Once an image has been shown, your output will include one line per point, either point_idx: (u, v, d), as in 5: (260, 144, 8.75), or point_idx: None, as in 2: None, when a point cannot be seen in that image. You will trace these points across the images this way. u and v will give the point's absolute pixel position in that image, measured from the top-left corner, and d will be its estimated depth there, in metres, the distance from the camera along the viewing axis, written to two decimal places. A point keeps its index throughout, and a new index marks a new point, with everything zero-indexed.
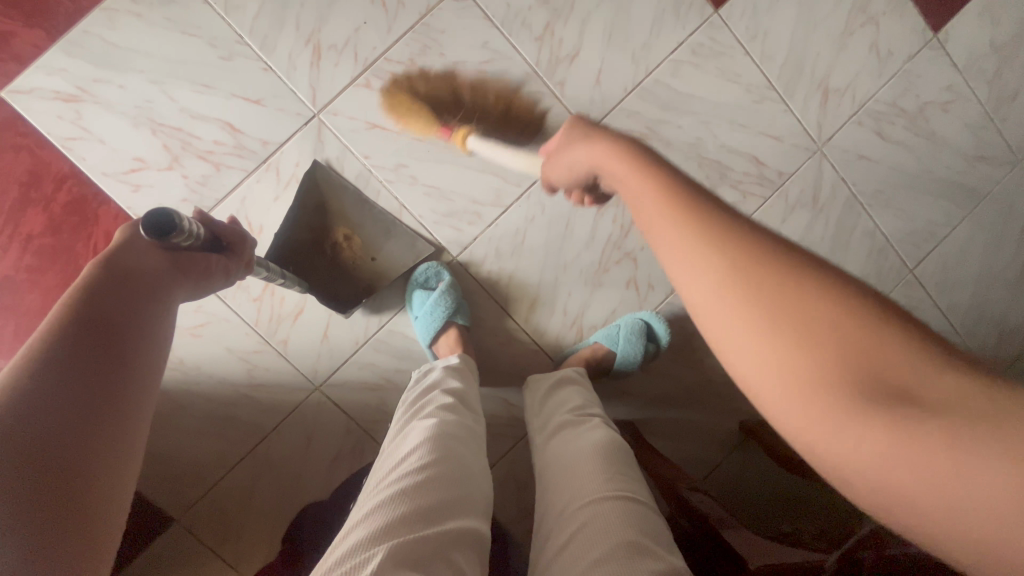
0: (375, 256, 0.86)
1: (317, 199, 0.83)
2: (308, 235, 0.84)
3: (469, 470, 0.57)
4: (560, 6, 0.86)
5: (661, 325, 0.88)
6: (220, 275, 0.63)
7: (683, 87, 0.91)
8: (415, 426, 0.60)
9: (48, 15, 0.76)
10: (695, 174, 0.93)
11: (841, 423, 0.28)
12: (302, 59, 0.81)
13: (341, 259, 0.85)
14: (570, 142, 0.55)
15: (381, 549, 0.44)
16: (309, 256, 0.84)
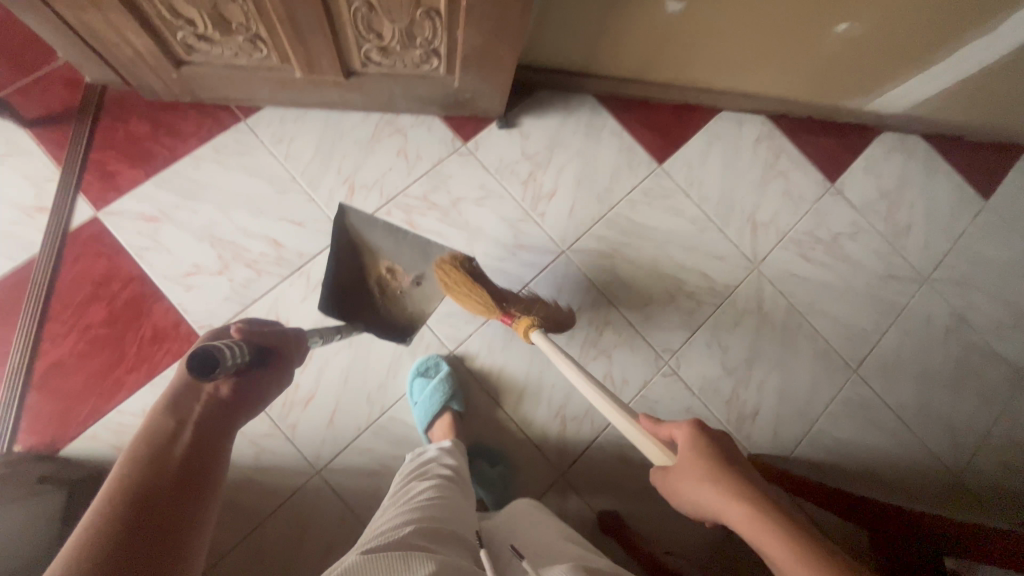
0: (418, 281, 0.96)
1: (353, 242, 0.95)
2: (352, 274, 0.94)
3: (463, 505, 0.69)
4: (540, 160, 1.13)
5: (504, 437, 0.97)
6: (275, 388, 0.64)
7: (639, 219, 1.14)
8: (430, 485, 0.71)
9: (149, 160, 0.99)
10: (656, 286, 1.11)
11: None
12: (339, 193, 1.04)
13: (387, 294, 0.95)
14: (687, 472, 0.62)
15: (409, 526, 0.58)
16: (354, 293, 0.94)
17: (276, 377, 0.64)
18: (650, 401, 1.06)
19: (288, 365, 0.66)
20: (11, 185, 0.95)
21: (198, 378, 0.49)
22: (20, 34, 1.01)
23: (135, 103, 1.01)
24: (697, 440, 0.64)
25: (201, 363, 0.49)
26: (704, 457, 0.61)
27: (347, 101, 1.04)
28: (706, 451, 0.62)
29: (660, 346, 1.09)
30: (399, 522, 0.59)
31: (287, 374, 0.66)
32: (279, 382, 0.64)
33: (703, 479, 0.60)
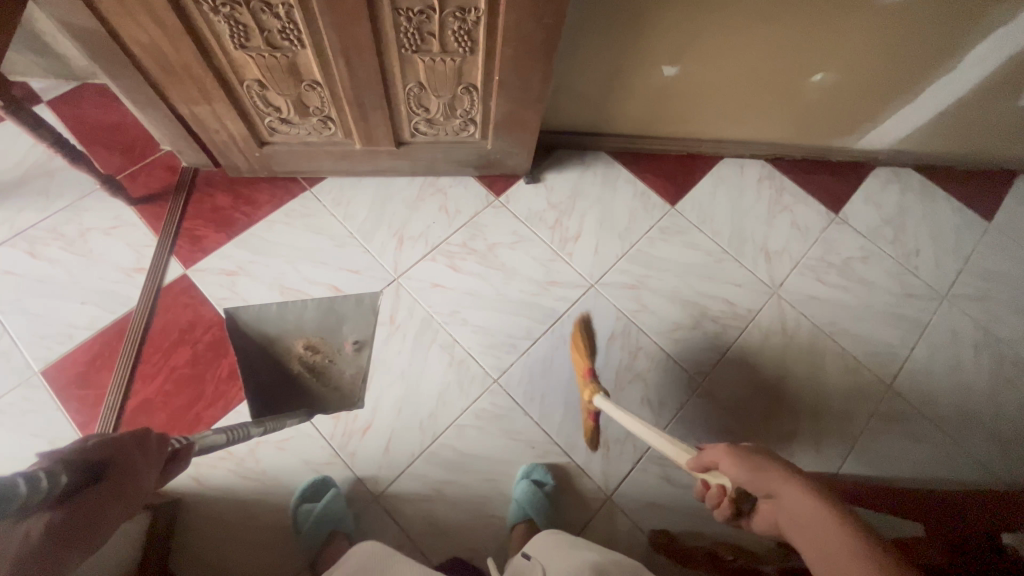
0: (334, 347, 1.08)
1: (258, 340, 1.07)
2: (272, 375, 1.05)
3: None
4: (565, 208, 1.27)
5: (542, 469, 1.00)
6: (128, 503, 0.49)
7: (659, 254, 1.24)
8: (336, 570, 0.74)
9: (231, 225, 1.16)
10: (682, 312, 1.19)
11: None
12: (390, 245, 1.18)
13: (309, 367, 1.06)
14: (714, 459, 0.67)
15: None
16: (287, 388, 1.04)
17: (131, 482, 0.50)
18: (689, 421, 1.09)
19: (136, 470, 0.51)
20: (116, 251, 1.12)
21: None
22: (132, 133, 1.24)
23: (220, 180, 1.20)
24: (742, 455, 0.62)
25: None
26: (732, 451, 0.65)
27: (395, 168, 1.21)
28: (761, 468, 0.60)
29: (692, 369, 1.13)
30: None
31: (151, 472, 0.53)
32: (137, 489, 0.50)
33: (760, 490, 0.59)
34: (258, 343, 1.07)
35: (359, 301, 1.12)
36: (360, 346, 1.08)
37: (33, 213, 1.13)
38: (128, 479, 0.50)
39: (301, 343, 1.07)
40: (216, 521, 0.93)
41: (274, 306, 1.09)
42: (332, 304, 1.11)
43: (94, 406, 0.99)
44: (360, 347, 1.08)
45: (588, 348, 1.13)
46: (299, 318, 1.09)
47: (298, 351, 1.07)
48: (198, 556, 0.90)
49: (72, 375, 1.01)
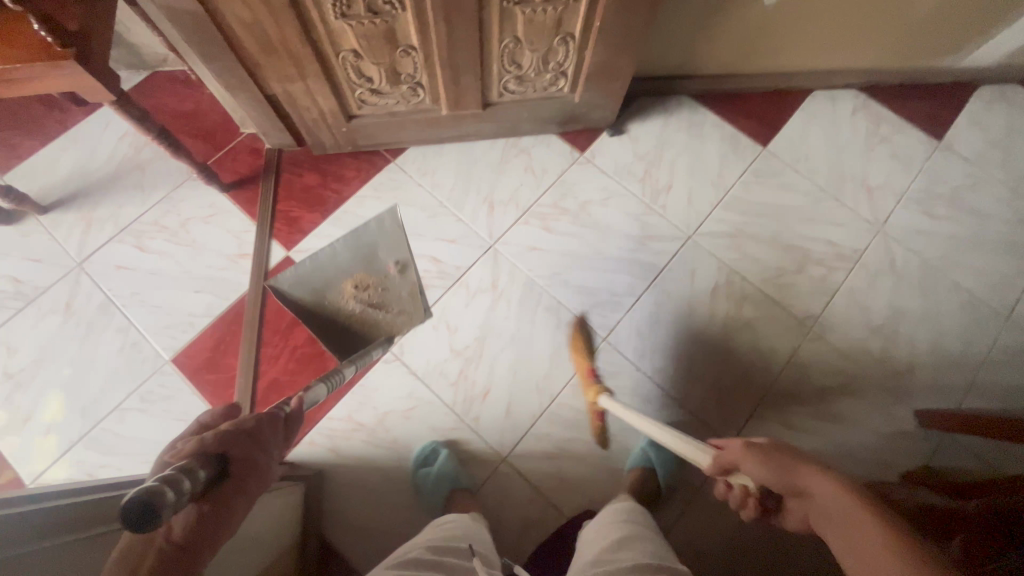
0: (381, 278, 1.11)
1: (315, 298, 1.09)
2: (336, 322, 1.08)
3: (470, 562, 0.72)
4: (653, 159, 1.22)
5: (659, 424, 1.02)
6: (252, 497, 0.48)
7: (755, 198, 1.20)
8: (437, 531, 0.76)
9: (324, 203, 1.16)
10: (786, 258, 1.15)
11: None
12: (482, 211, 1.17)
13: (366, 303, 1.09)
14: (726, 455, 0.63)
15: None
16: (355, 329, 1.07)
17: (251, 471, 0.49)
18: (803, 366, 1.08)
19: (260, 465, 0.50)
20: (218, 239, 1.14)
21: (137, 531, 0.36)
22: (210, 117, 1.23)
23: (305, 159, 1.20)
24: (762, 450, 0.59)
25: (137, 514, 0.36)
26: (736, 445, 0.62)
27: (478, 131, 1.18)
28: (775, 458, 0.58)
29: (801, 314, 1.11)
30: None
31: (272, 458, 0.52)
32: (258, 480, 0.49)
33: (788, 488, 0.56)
34: (312, 302, 1.09)
35: (382, 224, 1.15)
36: (402, 265, 1.12)
37: (134, 208, 1.16)
38: (250, 468, 0.49)
39: (350, 285, 1.10)
40: (358, 487, 0.97)
41: (309, 262, 1.11)
42: (365, 232, 1.14)
43: (226, 388, 1.03)
44: (404, 267, 1.12)
45: (693, 301, 1.11)
46: (336, 261, 1.12)
47: (350, 293, 1.09)
48: (347, 520, 0.95)
49: (200, 361, 1.05)
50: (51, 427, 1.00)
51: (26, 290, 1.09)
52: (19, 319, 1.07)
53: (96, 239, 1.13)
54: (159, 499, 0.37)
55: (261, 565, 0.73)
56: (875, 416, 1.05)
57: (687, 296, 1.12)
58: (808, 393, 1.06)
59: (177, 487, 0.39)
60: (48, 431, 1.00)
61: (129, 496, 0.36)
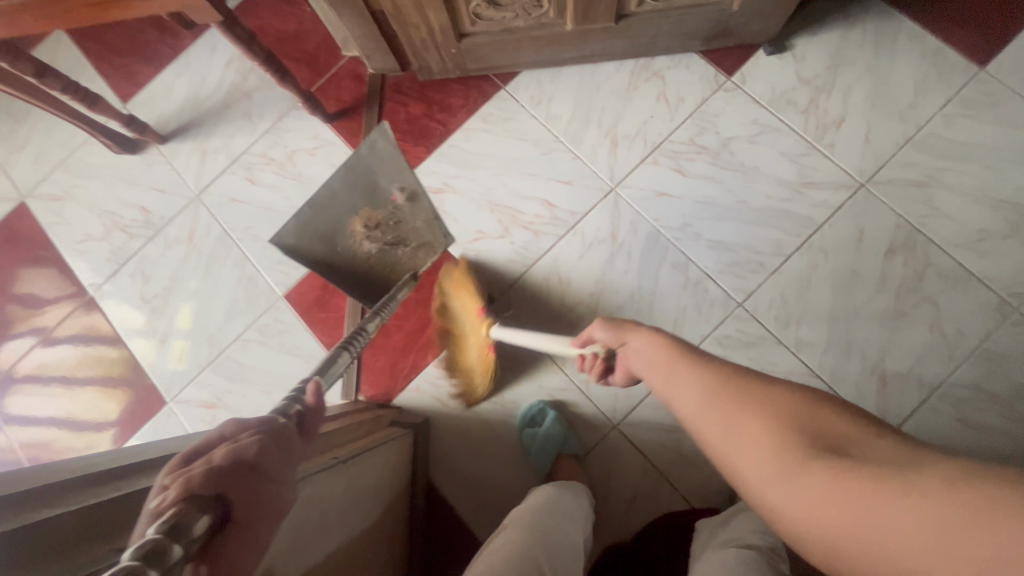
0: (394, 215, 0.80)
1: (311, 234, 0.78)
2: (350, 270, 0.82)
3: (558, 541, 0.67)
4: (822, 84, 0.98)
5: None
6: (264, 536, 0.36)
7: (959, 137, 0.93)
8: (493, 546, 0.65)
9: (429, 136, 1.07)
10: (993, 216, 0.90)
11: (774, 445, 0.36)
12: (602, 148, 1.02)
13: (381, 248, 0.82)
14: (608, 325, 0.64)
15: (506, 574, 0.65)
16: (376, 273, 0.84)
17: (262, 512, 0.36)
18: (998, 355, 0.87)
19: (269, 496, 0.37)
20: (324, 173, 1.10)
21: None
22: (312, 39, 1.15)
23: (410, 86, 1.10)
24: (612, 321, 0.64)
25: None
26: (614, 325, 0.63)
27: (605, 50, 1.00)
28: (619, 326, 0.63)
29: (1004, 290, 0.88)
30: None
31: (287, 491, 0.40)
32: (267, 523, 0.36)
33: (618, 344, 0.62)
34: (324, 254, 0.80)
35: (371, 144, 0.76)
36: (411, 195, 0.78)
37: (244, 138, 1.14)
38: (258, 504, 0.36)
39: (358, 221, 0.79)
40: (463, 441, 0.95)
41: (308, 209, 0.77)
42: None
43: (336, 328, 1.03)
44: (412, 195, 0.78)
45: (858, 265, 0.92)
46: (338, 201, 0.77)
47: (358, 231, 0.80)
48: (451, 470, 0.95)
49: (311, 299, 1.05)
50: (187, 333, 1.08)
51: (154, 220, 1.13)
52: (150, 248, 1.12)
53: (211, 171, 1.14)
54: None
55: (373, 515, 0.73)
56: None
57: (849, 258, 0.92)
58: (1000, 388, 0.86)
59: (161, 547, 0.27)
60: (184, 337, 1.07)
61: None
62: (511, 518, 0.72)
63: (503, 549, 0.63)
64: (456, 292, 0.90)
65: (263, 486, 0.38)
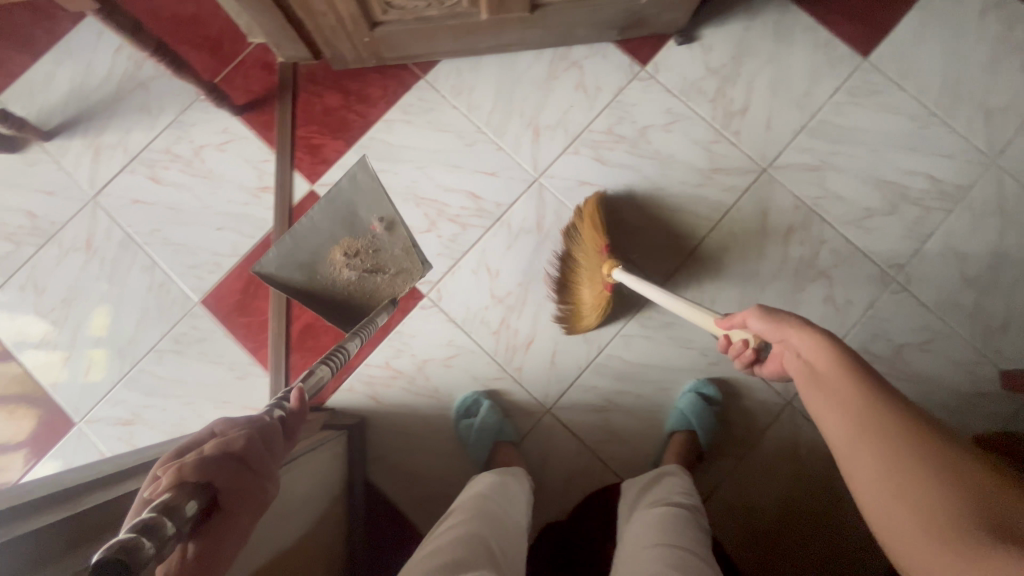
0: (376, 248, 0.93)
1: (305, 272, 0.93)
2: (331, 296, 0.93)
3: (504, 524, 0.69)
4: (728, 74, 1.03)
5: (710, 386, 0.94)
6: (251, 516, 0.42)
7: (847, 123, 1.02)
8: (444, 529, 0.66)
9: (348, 129, 1.04)
10: (875, 196, 1.00)
11: (929, 520, 0.41)
12: (525, 138, 1.03)
13: (359, 271, 0.93)
14: (770, 320, 0.61)
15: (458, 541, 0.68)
16: (354, 299, 0.93)
17: (243, 499, 0.42)
18: (881, 321, 0.97)
19: (253, 485, 0.43)
20: (237, 169, 1.04)
21: None
22: (213, 24, 1.07)
23: (324, 76, 1.05)
24: (774, 315, 0.61)
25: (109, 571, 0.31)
26: (783, 319, 0.60)
27: (522, 40, 1.00)
28: (780, 322, 0.60)
29: (885, 262, 0.98)
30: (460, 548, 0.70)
31: (270, 484, 0.45)
32: (251, 509, 0.42)
33: (775, 338, 0.61)
34: (306, 282, 0.93)
35: (354, 178, 0.95)
36: (389, 224, 0.94)
37: (143, 133, 1.05)
38: (241, 491, 0.42)
39: (338, 251, 0.92)
40: (400, 435, 0.96)
41: (290, 242, 0.93)
42: (338, 193, 0.94)
43: (260, 332, 0.99)
44: (391, 224, 0.94)
45: (762, 245, 0.99)
46: (319, 230, 0.93)
47: (339, 261, 0.92)
48: (390, 465, 0.95)
49: (231, 303, 1.00)
50: (99, 340, 1.00)
51: (43, 226, 1.03)
52: (42, 257, 1.02)
53: (107, 170, 1.05)
54: (134, 550, 0.32)
55: (308, 521, 0.72)
56: (956, 375, 0.96)
57: (756, 238, 0.99)
58: (882, 350, 0.97)
59: (148, 532, 0.33)
60: (97, 345, 1.00)
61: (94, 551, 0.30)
62: (459, 504, 0.73)
63: (452, 534, 0.64)
64: (585, 222, 0.90)
65: (250, 473, 0.43)
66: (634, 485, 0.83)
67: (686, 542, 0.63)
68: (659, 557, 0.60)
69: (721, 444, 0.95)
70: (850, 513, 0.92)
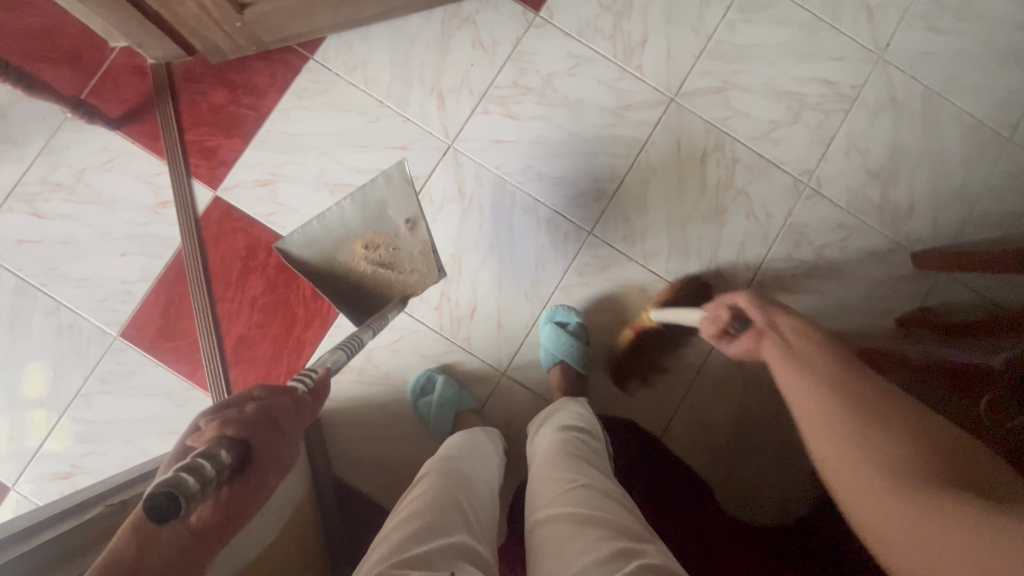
0: (396, 247, 0.86)
1: (323, 256, 0.85)
2: (348, 285, 0.86)
3: (472, 483, 0.69)
4: (622, 8, 1.02)
5: (563, 311, 0.95)
6: (278, 472, 0.48)
7: (742, 41, 1.03)
8: (412, 497, 0.62)
9: (241, 125, 0.98)
10: (779, 108, 1.03)
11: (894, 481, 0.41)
12: (431, 105, 0.99)
13: (379, 267, 0.86)
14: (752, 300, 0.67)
15: (421, 477, 0.68)
16: (373, 295, 0.88)
17: (273, 461, 0.47)
18: (800, 226, 1.01)
19: (281, 448, 0.48)
20: (128, 187, 0.96)
21: (164, 520, 0.37)
22: (65, 33, 0.97)
23: (204, 72, 0.98)
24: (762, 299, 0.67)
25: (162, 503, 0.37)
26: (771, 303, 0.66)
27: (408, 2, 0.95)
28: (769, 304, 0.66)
29: (796, 170, 1.02)
30: (418, 478, 0.69)
31: (294, 447, 0.49)
32: (277, 470, 0.47)
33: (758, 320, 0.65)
34: (321, 267, 0.85)
35: (389, 177, 0.83)
36: (415, 224, 0.85)
37: (12, 167, 0.95)
38: (272, 454, 0.47)
39: (358, 244, 0.85)
40: (360, 427, 0.94)
41: (318, 223, 0.83)
42: (370, 190, 0.83)
43: (191, 354, 0.94)
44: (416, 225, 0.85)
45: (682, 173, 1.01)
46: (343, 223, 0.84)
47: (359, 254, 0.86)
48: (357, 458, 0.94)
49: (153, 330, 0.94)
50: (12, 397, 0.93)
51: None
52: None
53: None
54: (180, 485, 0.37)
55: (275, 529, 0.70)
56: (873, 265, 1.02)
57: (674, 169, 1.01)
58: (806, 254, 1.01)
59: (203, 470, 0.39)
60: (13, 402, 0.93)
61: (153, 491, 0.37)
62: (431, 465, 0.70)
63: (428, 495, 0.61)
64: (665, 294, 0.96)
65: (281, 438, 0.48)
66: (537, 427, 0.83)
67: (590, 477, 0.62)
68: (574, 501, 0.57)
69: (672, 372, 0.98)
70: None
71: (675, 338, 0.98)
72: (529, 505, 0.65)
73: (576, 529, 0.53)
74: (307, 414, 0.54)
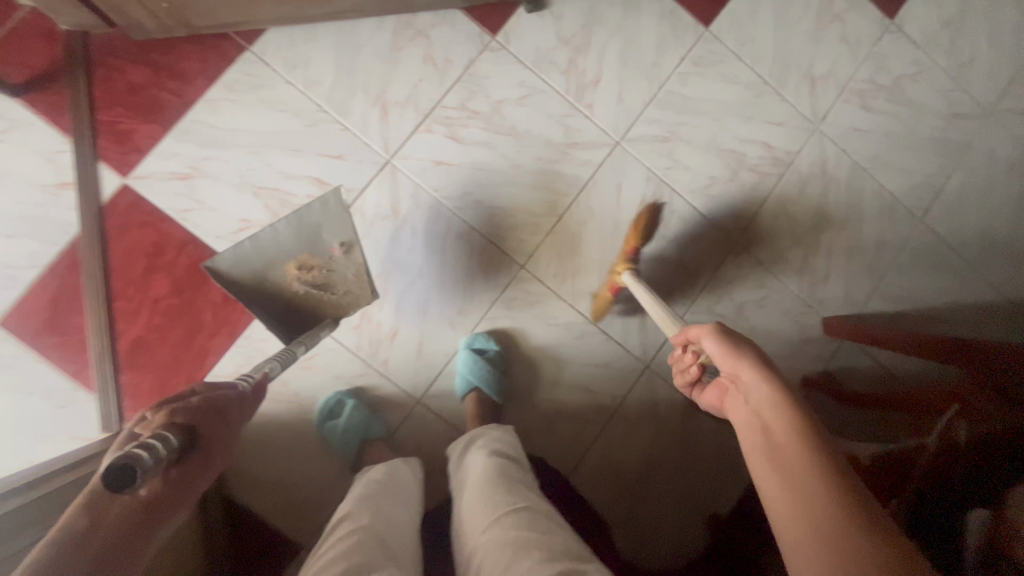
0: (330, 268, 0.86)
1: (253, 273, 0.80)
2: (277, 305, 0.83)
3: (395, 517, 0.66)
4: (579, 44, 1.02)
5: (481, 338, 0.95)
6: (221, 454, 0.54)
7: (691, 94, 1.05)
8: (341, 534, 0.59)
9: (162, 112, 0.90)
10: (718, 164, 1.06)
11: None
12: (373, 116, 0.95)
13: (312, 289, 0.84)
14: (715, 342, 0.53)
15: (340, 514, 0.65)
16: (304, 315, 0.84)
17: (217, 444, 0.53)
18: (725, 283, 1.05)
19: (223, 429, 0.55)
20: (24, 162, 0.87)
21: (118, 492, 0.39)
22: None
23: (126, 47, 0.90)
24: (730, 340, 0.52)
25: (122, 477, 0.39)
26: (735, 350, 0.50)
27: (358, 7, 0.91)
28: (733, 347, 0.51)
29: (728, 228, 1.05)
30: (336, 518, 0.65)
31: (234, 430, 0.56)
32: (221, 450, 0.54)
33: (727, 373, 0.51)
34: (253, 287, 0.81)
35: (325, 202, 0.87)
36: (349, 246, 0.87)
37: None
38: (216, 437, 0.53)
39: (292, 265, 0.83)
40: (261, 445, 0.90)
41: (250, 242, 0.80)
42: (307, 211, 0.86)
43: (79, 351, 0.87)
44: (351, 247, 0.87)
45: (619, 216, 1.02)
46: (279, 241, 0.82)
47: (292, 275, 0.83)
48: (255, 477, 0.90)
49: (37, 321, 0.86)
50: None
51: None
52: None
53: None
54: (138, 461, 0.40)
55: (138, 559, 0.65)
56: (788, 326, 1.06)
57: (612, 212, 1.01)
58: (727, 309, 1.05)
59: (158, 447, 0.43)
60: None
61: (113, 461, 0.39)
62: (350, 502, 0.67)
63: (352, 536, 0.59)
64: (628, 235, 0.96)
65: (224, 424, 0.55)
66: (457, 457, 0.78)
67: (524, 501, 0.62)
68: (520, 523, 0.57)
69: (587, 411, 0.99)
70: (702, 460, 1.01)
71: (593, 378, 1.00)
72: (462, 542, 0.63)
73: (519, 551, 0.53)
74: (253, 397, 0.62)
